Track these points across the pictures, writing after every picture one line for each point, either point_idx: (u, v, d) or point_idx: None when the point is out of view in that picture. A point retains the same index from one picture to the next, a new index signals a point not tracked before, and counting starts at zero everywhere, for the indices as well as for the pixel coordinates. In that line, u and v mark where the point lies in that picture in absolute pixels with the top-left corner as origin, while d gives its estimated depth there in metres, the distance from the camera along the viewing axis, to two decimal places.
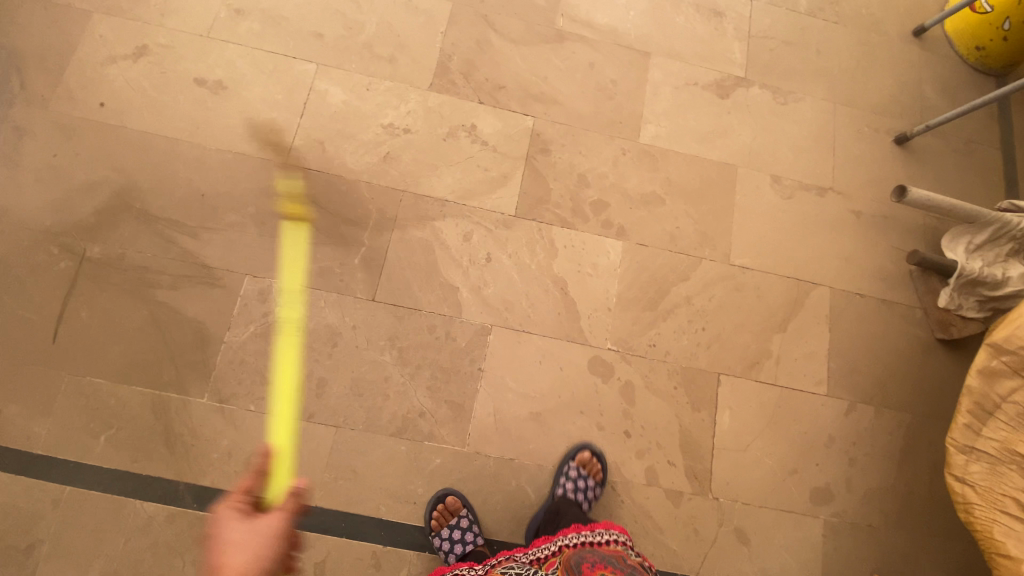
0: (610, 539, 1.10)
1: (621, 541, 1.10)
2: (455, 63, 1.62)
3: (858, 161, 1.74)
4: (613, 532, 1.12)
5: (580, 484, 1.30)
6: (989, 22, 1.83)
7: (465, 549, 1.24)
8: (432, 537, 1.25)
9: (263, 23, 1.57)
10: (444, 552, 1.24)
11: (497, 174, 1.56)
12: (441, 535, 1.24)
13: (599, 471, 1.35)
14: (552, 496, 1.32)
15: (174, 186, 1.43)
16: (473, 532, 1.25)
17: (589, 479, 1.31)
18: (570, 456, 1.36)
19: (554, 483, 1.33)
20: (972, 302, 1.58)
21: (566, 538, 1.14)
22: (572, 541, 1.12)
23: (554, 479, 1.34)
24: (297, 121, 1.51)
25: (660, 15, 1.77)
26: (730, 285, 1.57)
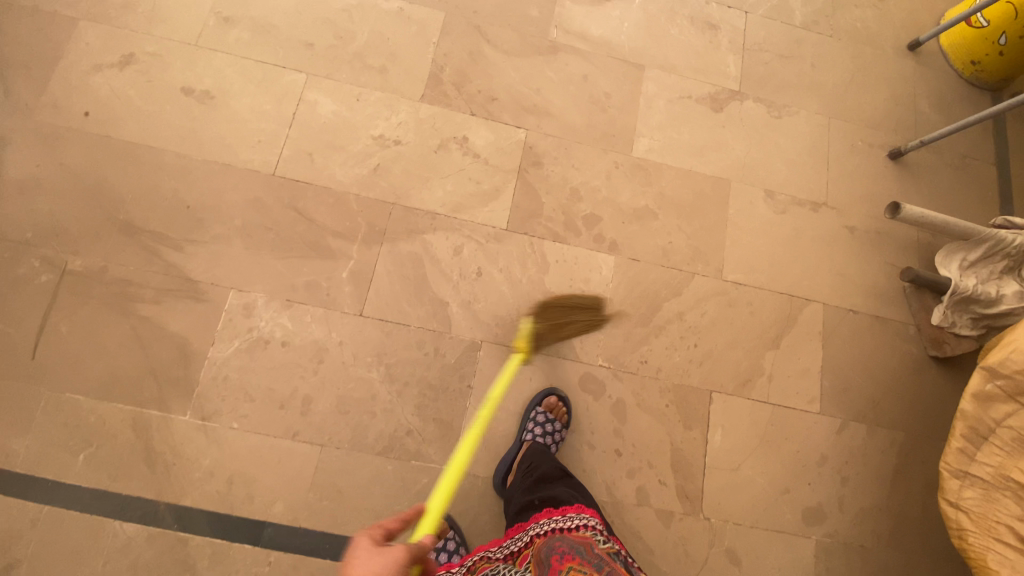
0: (580, 524, 1.03)
1: (593, 525, 1.02)
2: (447, 74, 1.61)
3: (852, 176, 1.73)
4: (585, 515, 1.06)
5: (547, 428, 1.32)
6: (985, 37, 1.81)
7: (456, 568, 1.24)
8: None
9: (252, 32, 1.55)
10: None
11: (489, 187, 1.54)
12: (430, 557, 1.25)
13: (565, 414, 1.37)
14: (520, 440, 1.35)
15: (159, 198, 1.40)
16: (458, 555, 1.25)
17: (555, 422, 1.33)
18: (536, 402, 1.38)
19: (522, 429, 1.36)
20: (966, 319, 1.57)
21: (538, 525, 1.09)
22: (544, 528, 1.06)
23: (523, 424, 1.37)
24: (286, 131, 1.49)
25: (655, 27, 1.75)
26: (722, 300, 1.55)
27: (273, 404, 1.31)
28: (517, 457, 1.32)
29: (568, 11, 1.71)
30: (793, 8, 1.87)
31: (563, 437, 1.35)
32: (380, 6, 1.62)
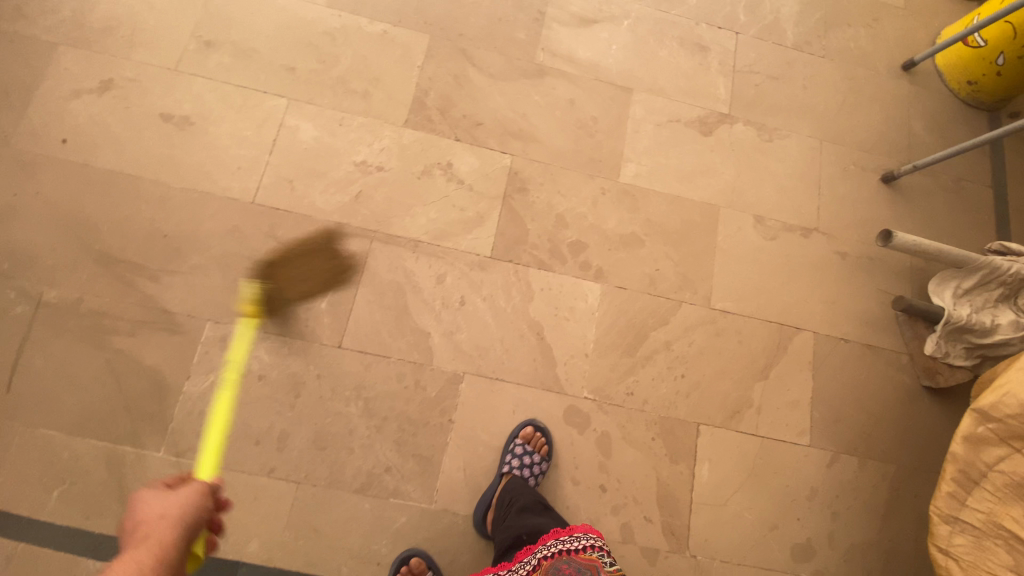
0: (586, 545, 1.08)
1: (599, 545, 1.07)
2: (432, 99, 1.58)
3: (843, 201, 1.70)
4: (590, 537, 1.10)
5: (526, 460, 1.29)
6: (983, 57, 1.75)
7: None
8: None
9: (233, 56, 1.53)
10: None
11: (473, 214, 1.52)
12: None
13: (544, 445, 1.34)
14: (498, 475, 1.31)
15: (136, 227, 1.38)
16: None
17: (534, 455, 1.30)
18: (513, 434, 1.35)
19: (500, 463, 1.32)
20: (960, 349, 1.55)
21: (543, 548, 1.12)
22: (550, 550, 1.10)
23: (501, 458, 1.33)
24: (266, 158, 1.47)
25: (643, 49, 1.73)
26: (710, 330, 1.52)
27: (249, 440, 1.29)
28: (496, 493, 1.28)
29: (555, 34, 1.69)
30: (784, 28, 1.85)
31: (542, 469, 1.31)
32: (364, 30, 1.60)
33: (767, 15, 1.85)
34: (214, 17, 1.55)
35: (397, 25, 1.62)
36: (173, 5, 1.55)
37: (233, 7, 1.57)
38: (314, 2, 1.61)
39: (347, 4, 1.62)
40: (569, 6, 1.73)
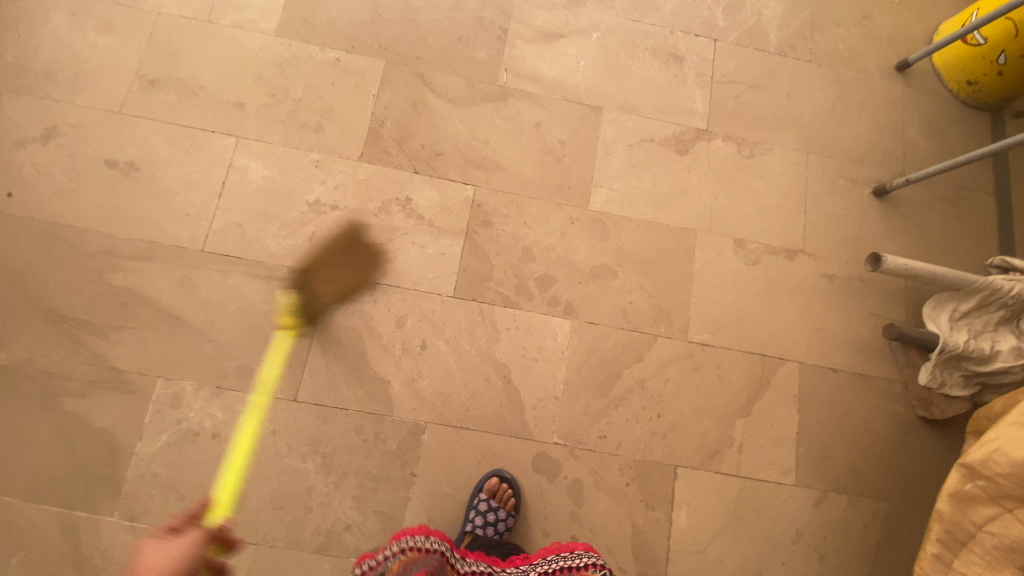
0: (586, 562, 1.15)
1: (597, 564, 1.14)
2: (389, 129, 1.51)
3: (831, 218, 1.60)
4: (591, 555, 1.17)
5: (490, 518, 1.23)
6: (982, 56, 1.63)
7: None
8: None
9: (178, 94, 1.47)
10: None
11: (434, 252, 1.45)
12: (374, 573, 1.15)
13: (511, 499, 1.28)
14: (462, 531, 1.27)
15: (83, 282, 1.34)
16: None
17: (500, 511, 1.25)
18: (479, 487, 1.29)
19: (464, 519, 1.27)
20: (957, 377, 1.45)
21: (543, 562, 1.21)
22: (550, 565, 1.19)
23: (465, 513, 1.28)
24: (215, 202, 1.41)
25: (613, 63, 1.63)
26: (688, 364, 1.44)
27: (204, 501, 1.25)
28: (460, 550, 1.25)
29: (519, 52, 1.60)
30: (767, 32, 1.73)
31: (508, 525, 1.26)
32: (315, 58, 1.53)
33: (747, 18, 1.73)
34: (159, 54, 1.49)
35: (350, 51, 1.54)
36: (116, 43, 1.49)
37: (178, 42, 1.50)
38: (262, 31, 1.53)
39: (297, 31, 1.54)
40: (533, 20, 1.63)
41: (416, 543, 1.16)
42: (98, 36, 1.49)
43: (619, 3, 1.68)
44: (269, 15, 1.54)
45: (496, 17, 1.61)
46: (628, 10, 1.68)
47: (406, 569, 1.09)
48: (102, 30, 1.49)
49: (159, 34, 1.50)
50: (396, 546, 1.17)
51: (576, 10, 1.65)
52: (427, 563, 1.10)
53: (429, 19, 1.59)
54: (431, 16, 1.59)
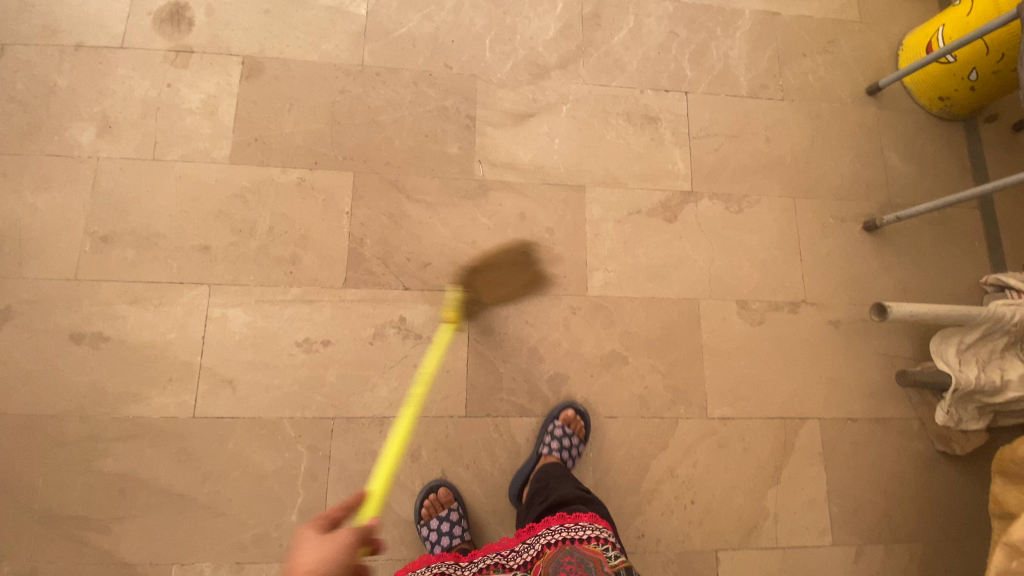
0: (592, 536, 0.99)
1: (605, 539, 0.99)
2: (369, 247, 1.42)
3: (827, 261, 1.59)
4: (596, 527, 1.01)
5: (565, 442, 1.30)
6: (953, 73, 1.61)
7: (452, 541, 1.24)
8: (420, 526, 1.26)
9: (136, 248, 1.36)
10: (430, 542, 1.25)
11: (438, 371, 1.37)
12: (431, 526, 1.25)
13: (583, 429, 1.36)
14: (535, 454, 1.33)
15: (73, 475, 1.25)
16: (461, 526, 1.26)
17: (573, 438, 1.32)
18: None
19: (538, 443, 1.33)
20: (971, 409, 1.45)
21: (549, 532, 1.05)
22: (553, 536, 1.03)
23: (538, 438, 1.35)
24: (198, 361, 1.32)
25: (588, 135, 1.57)
26: (712, 442, 1.42)
27: None
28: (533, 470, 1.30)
29: (491, 140, 1.53)
30: (736, 75, 1.68)
31: (579, 451, 1.34)
32: (278, 181, 1.43)
33: (715, 63, 1.68)
34: (107, 206, 1.37)
35: (314, 167, 1.45)
36: (57, 201, 1.36)
37: (126, 190, 1.38)
38: (215, 161, 1.42)
39: (253, 155, 1.43)
40: (499, 102, 1.55)
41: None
42: (35, 196, 1.36)
43: (584, 69, 1.61)
44: (220, 142, 1.43)
45: (460, 105, 1.54)
46: (594, 75, 1.61)
47: None
48: (38, 189, 1.36)
49: (102, 183, 1.38)
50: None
51: (541, 83, 1.58)
52: None
53: (391, 118, 1.51)
54: (392, 115, 1.51)
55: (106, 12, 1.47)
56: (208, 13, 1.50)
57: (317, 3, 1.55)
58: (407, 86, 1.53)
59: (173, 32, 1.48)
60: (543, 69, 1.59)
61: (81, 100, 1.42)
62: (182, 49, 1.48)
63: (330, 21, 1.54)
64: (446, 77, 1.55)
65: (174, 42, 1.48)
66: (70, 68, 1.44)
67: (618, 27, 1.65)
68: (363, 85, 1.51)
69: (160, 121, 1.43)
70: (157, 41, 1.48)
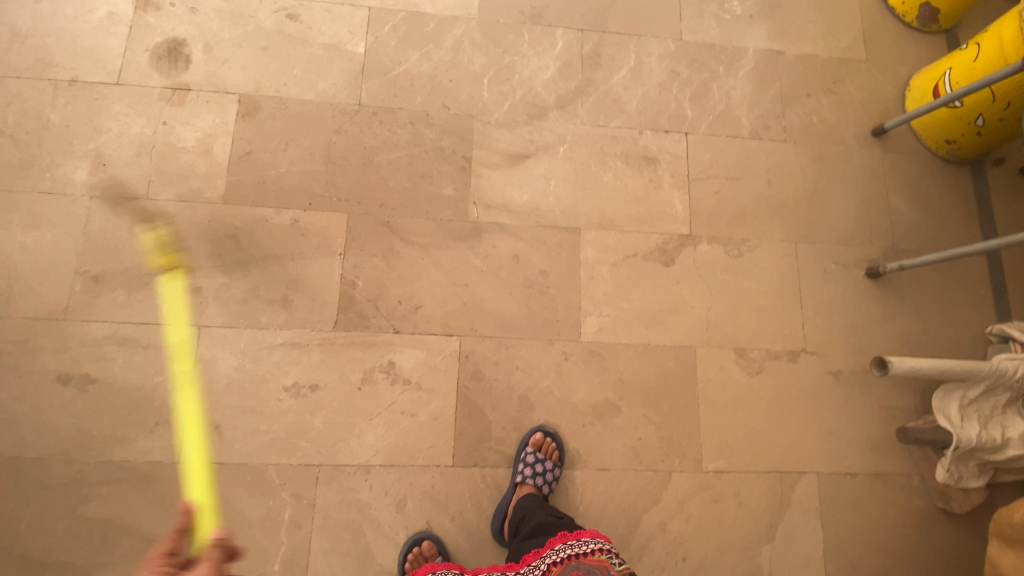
0: (596, 547, 1.03)
1: (608, 548, 1.02)
2: (360, 289, 1.41)
3: (828, 309, 1.55)
4: (599, 541, 1.05)
5: (538, 468, 1.30)
6: (960, 117, 1.57)
7: None
8: None
9: (127, 288, 1.35)
10: None
11: (426, 419, 1.35)
12: None
13: (555, 451, 1.35)
14: (513, 485, 1.32)
15: (57, 519, 1.25)
16: None
17: (547, 462, 1.31)
18: None
19: (514, 472, 1.32)
20: (972, 467, 1.40)
21: (554, 551, 1.07)
22: (559, 554, 1.05)
23: (513, 468, 1.34)
24: (184, 405, 1.31)
25: (585, 177, 1.55)
26: (705, 496, 1.39)
27: None
28: (511, 504, 1.29)
29: (486, 181, 1.51)
30: (738, 115, 1.65)
31: (555, 475, 1.32)
32: (270, 222, 1.42)
33: (717, 102, 1.65)
34: (99, 246, 1.37)
35: (307, 208, 1.44)
36: (49, 240, 1.36)
37: (118, 229, 1.38)
38: (208, 201, 1.41)
39: (246, 195, 1.43)
40: (496, 143, 1.54)
41: None
42: (27, 234, 1.36)
43: (582, 109, 1.59)
44: (213, 180, 1.43)
45: (456, 145, 1.53)
46: (592, 115, 1.59)
47: None
48: (31, 227, 1.37)
49: (95, 222, 1.38)
50: None
51: (538, 124, 1.57)
52: None
53: (387, 158, 1.49)
54: (388, 155, 1.50)
55: (104, 48, 1.48)
56: (206, 50, 1.50)
57: (315, 41, 1.54)
58: (403, 126, 1.52)
59: (170, 69, 1.49)
60: (541, 109, 1.58)
61: (76, 137, 1.43)
62: (179, 86, 1.48)
63: (328, 59, 1.53)
64: (443, 116, 1.54)
65: (171, 79, 1.48)
66: (67, 105, 1.44)
67: (618, 66, 1.64)
68: (359, 125, 1.50)
69: (154, 159, 1.43)
70: (154, 77, 1.48)
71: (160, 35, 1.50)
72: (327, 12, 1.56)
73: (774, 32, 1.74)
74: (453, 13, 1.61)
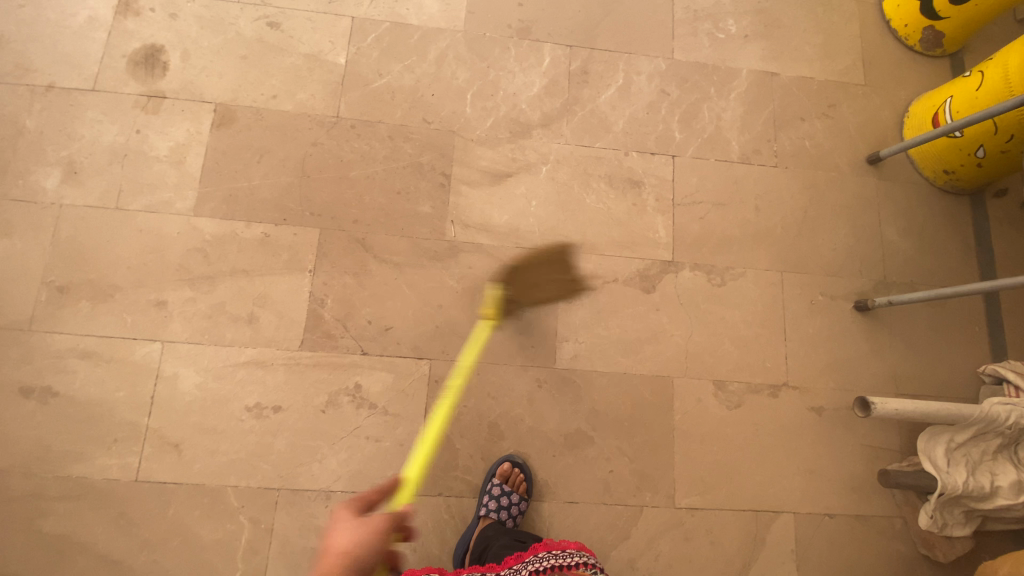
0: (578, 561, 1.01)
1: (591, 564, 1.01)
2: (330, 308, 1.38)
3: (814, 342, 1.50)
4: (584, 555, 1.04)
5: (503, 501, 1.25)
6: (959, 148, 1.51)
7: None
8: None
9: (92, 300, 1.33)
10: None
11: (391, 445, 1.32)
12: None
13: (522, 483, 1.30)
14: (477, 518, 1.28)
15: (10, 535, 1.22)
16: None
17: (513, 495, 1.26)
18: None
19: (478, 504, 1.29)
20: (958, 514, 1.34)
21: (535, 560, 1.05)
22: (539, 565, 1.03)
23: (479, 499, 1.30)
24: (144, 422, 1.28)
25: (566, 198, 1.51)
26: (676, 533, 1.35)
27: None
28: (474, 535, 1.26)
29: (465, 199, 1.48)
30: (728, 138, 1.61)
31: (521, 509, 1.28)
32: (241, 236, 1.39)
33: (706, 125, 1.61)
34: (66, 256, 1.34)
35: (279, 223, 1.41)
36: (16, 248, 1.34)
37: (86, 239, 1.36)
38: (178, 213, 1.39)
39: (218, 207, 1.40)
40: (476, 160, 1.50)
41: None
42: None
43: (567, 128, 1.55)
44: (185, 192, 1.40)
45: (436, 162, 1.49)
46: (577, 134, 1.55)
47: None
48: None
49: (63, 231, 1.36)
50: None
51: (521, 142, 1.53)
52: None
53: (364, 173, 1.46)
54: (365, 170, 1.46)
55: (81, 54, 1.45)
56: (183, 57, 1.48)
57: (295, 51, 1.51)
58: (382, 140, 1.48)
59: (147, 76, 1.46)
60: (525, 127, 1.54)
61: (49, 143, 1.40)
62: (155, 94, 1.45)
63: (308, 70, 1.50)
64: (423, 132, 1.50)
65: (147, 87, 1.45)
66: (41, 110, 1.42)
67: (605, 85, 1.59)
68: (336, 138, 1.47)
69: (126, 168, 1.40)
70: (130, 84, 1.45)
71: (138, 42, 1.47)
72: (309, 21, 1.53)
73: (769, 53, 1.69)
74: (438, 25, 1.57)
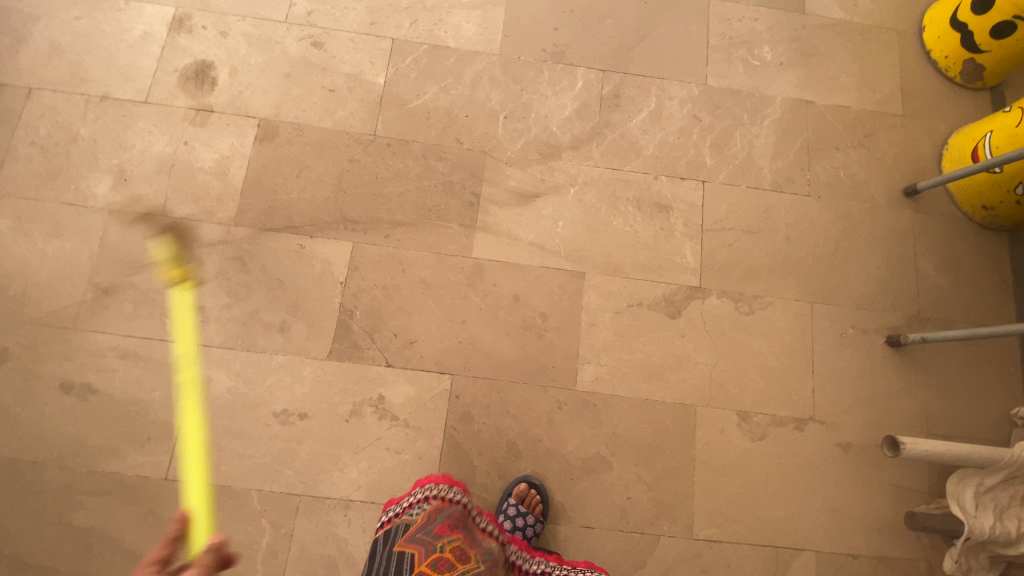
0: None
1: None
2: (358, 319, 1.41)
3: (842, 376, 1.47)
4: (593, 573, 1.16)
5: (519, 523, 1.26)
6: (999, 183, 1.47)
7: None
8: None
9: (134, 302, 1.39)
10: None
11: (411, 458, 1.34)
12: None
13: (539, 504, 1.30)
14: None
15: (45, 524, 1.27)
16: None
17: (528, 517, 1.27)
18: None
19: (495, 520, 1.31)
20: (983, 559, 1.29)
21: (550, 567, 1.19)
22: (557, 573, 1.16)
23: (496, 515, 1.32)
24: (176, 422, 1.33)
25: (593, 221, 1.52)
26: (692, 564, 1.33)
27: None
28: None
29: (493, 218, 1.50)
30: (759, 165, 1.60)
31: (536, 530, 1.29)
32: (277, 246, 1.44)
33: (738, 151, 1.60)
34: (113, 258, 1.41)
35: (314, 235, 1.45)
36: (67, 249, 1.41)
37: (131, 244, 1.42)
38: (219, 221, 1.45)
39: (256, 218, 1.45)
40: (506, 180, 1.53)
41: (441, 492, 1.13)
42: (46, 242, 1.41)
43: (596, 151, 1.57)
44: (227, 202, 1.46)
45: (466, 181, 1.52)
46: (606, 158, 1.56)
47: (426, 520, 1.03)
48: (50, 235, 1.42)
49: (110, 235, 1.43)
50: (421, 493, 1.15)
51: (551, 163, 1.55)
52: (449, 517, 1.03)
53: (396, 190, 1.50)
54: (398, 187, 1.50)
55: (136, 67, 1.54)
56: (231, 73, 1.55)
57: (337, 70, 1.57)
58: (415, 159, 1.52)
59: (196, 90, 1.53)
60: (555, 149, 1.56)
61: (102, 151, 1.48)
62: (202, 107, 1.52)
63: (348, 88, 1.55)
64: (455, 151, 1.54)
65: (196, 100, 1.52)
66: (95, 119, 1.50)
67: (637, 109, 1.61)
68: (372, 155, 1.52)
69: (173, 177, 1.47)
70: (180, 97, 1.52)
71: (189, 57, 1.55)
72: (351, 42, 1.59)
73: (804, 81, 1.68)
74: (475, 48, 1.61)
